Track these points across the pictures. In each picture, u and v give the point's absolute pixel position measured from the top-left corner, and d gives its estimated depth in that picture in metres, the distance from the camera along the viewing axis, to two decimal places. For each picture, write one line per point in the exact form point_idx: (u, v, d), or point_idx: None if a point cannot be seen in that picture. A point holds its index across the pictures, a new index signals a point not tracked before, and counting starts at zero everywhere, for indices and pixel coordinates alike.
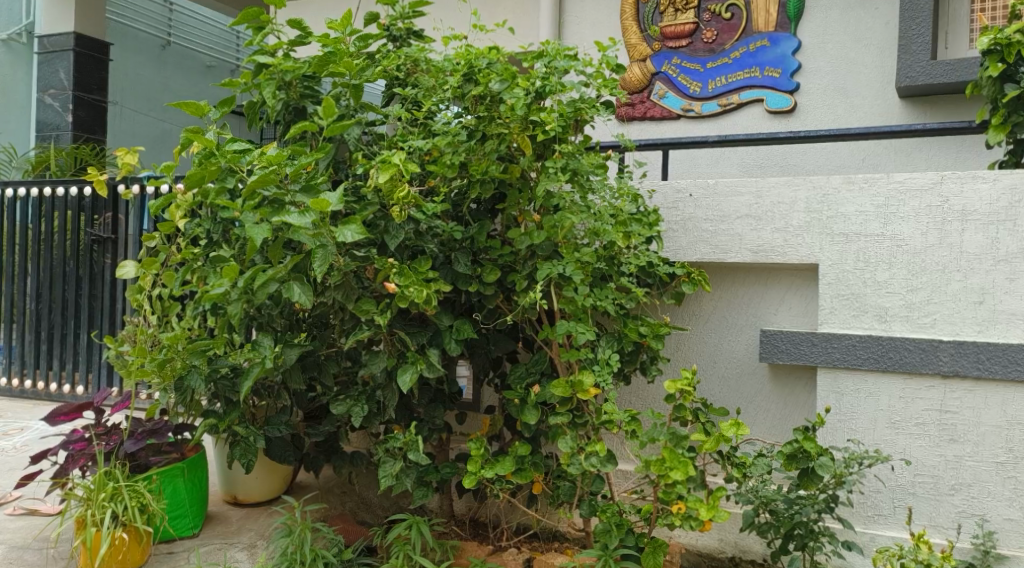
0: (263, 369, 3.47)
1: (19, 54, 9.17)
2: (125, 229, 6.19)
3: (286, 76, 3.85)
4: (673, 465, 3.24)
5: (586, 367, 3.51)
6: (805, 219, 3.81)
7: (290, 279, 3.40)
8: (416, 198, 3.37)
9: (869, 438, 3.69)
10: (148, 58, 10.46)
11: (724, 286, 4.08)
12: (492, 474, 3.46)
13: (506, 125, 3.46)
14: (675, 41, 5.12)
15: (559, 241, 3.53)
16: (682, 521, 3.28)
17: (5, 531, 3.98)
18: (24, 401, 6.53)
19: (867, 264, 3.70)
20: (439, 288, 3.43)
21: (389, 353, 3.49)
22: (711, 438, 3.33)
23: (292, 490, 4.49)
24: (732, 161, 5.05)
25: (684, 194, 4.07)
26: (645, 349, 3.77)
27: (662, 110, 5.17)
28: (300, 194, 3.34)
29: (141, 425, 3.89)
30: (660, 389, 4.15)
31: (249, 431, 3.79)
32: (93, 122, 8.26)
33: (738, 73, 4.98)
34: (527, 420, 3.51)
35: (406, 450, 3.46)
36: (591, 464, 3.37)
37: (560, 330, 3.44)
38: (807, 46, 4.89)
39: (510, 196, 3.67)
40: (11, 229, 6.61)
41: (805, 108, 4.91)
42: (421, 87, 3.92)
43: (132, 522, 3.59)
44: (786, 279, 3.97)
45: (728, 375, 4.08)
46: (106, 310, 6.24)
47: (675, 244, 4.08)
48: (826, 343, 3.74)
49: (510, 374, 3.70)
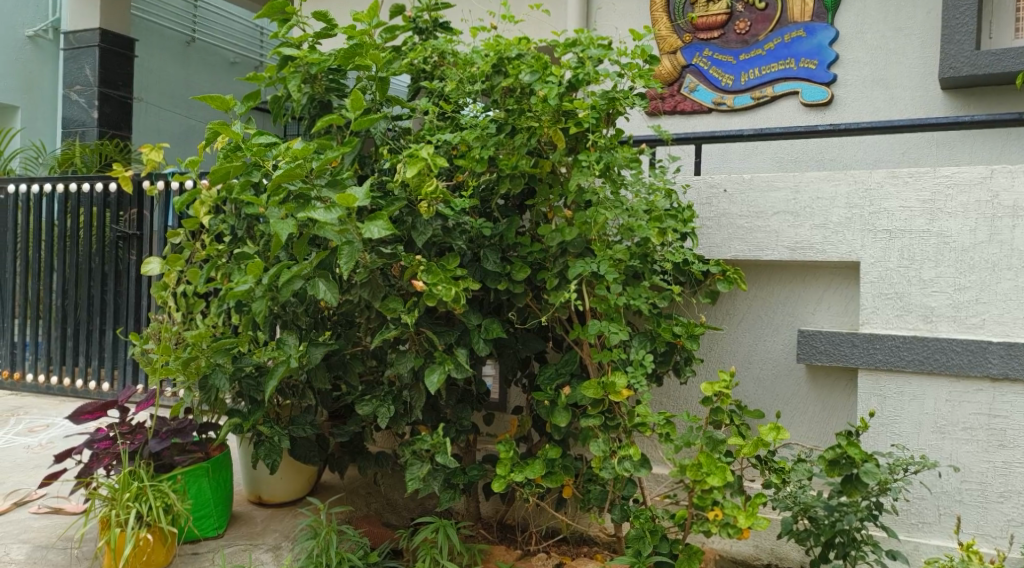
0: (288, 368, 3.43)
1: (45, 51, 9.18)
2: (150, 225, 6.17)
3: (311, 69, 3.77)
4: (709, 471, 3.17)
5: (619, 368, 3.41)
6: (846, 215, 3.68)
7: (316, 277, 3.32)
8: (444, 193, 3.27)
9: (914, 443, 3.56)
10: (172, 54, 10.46)
11: (760, 284, 3.96)
12: (522, 478, 3.37)
13: (537, 118, 3.39)
14: (707, 32, 4.97)
15: (591, 238, 3.42)
16: (719, 528, 3.16)
17: (30, 531, 3.94)
18: (50, 398, 6.53)
19: (912, 261, 3.55)
20: (467, 286, 3.33)
21: (416, 352, 3.41)
22: (749, 443, 3.22)
23: (317, 490, 4.42)
24: (766, 155, 4.90)
25: (718, 189, 3.96)
26: (680, 350, 3.65)
27: (692, 103, 5.03)
28: (326, 188, 3.27)
29: (166, 425, 3.81)
30: (693, 391, 4.04)
31: (274, 431, 3.74)
32: (118, 118, 8.25)
33: (773, 65, 4.83)
34: (557, 423, 3.41)
35: (433, 452, 3.37)
36: (624, 468, 3.28)
37: (591, 330, 3.35)
38: (844, 37, 4.75)
39: (540, 191, 3.57)
40: (37, 224, 6.61)
41: (842, 100, 4.76)
42: (447, 79, 3.83)
43: (157, 523, 3.53)
44: (824, 278, 3.84)
45: (763, 376, 3.95)
46: (132, 307, 6.22)
47: (709, 241, 3.97)
48: (868, 344, 3.60)
49: (540, 375, 3.59)
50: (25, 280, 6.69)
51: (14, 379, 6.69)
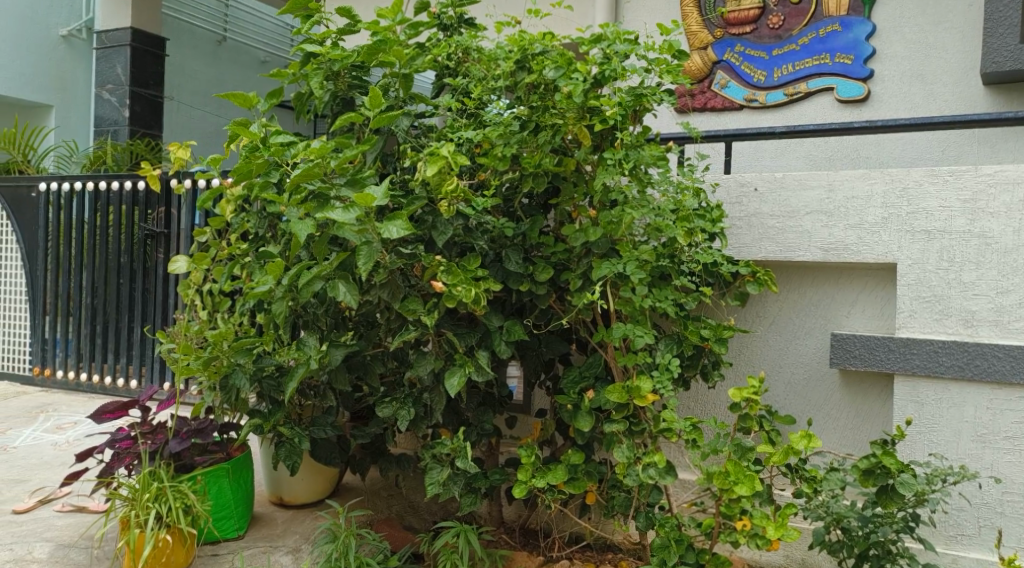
0: (307, 370, 3.38)
1: (78, 51, 9.28)
2: (178, 223, 6.18)
3: (334, 66, 3.71)
4: (737, 480, 3.05)
5: (644, 372, 3.32)
6: (882, 215, 3.56)
7: (336, 278, 3.26)
8: (465, 192, 3.20)
9: (953, 452, 3.42)
10: (204, 52, 10.52)
11: (792, 286, 3.84)
12: (544, 483, 3.29)
13: (561, 115, 3.30)
14: (739, 27, 4.84)
15: (616, 238, 3.32)
16: (747, 539, 3.08)
17: (54, 529, 3.95)
18: (80, 395, 6.58)
19: (952, 263, 3.43)
20: (488, 287, 3.26)
21: (436, 354, 3.34)
22: (780, 451, 3.10)
23: (338, 492, 4.38)
24: (799, 153, 4.77)
25: (748, 188, 3.84)
26: (707, 353, 3.54)
27: (723, 100, 4.91)
28: (345, 187, 3.22)
29: (186, 425, 3.80)
30: (720, 396, 3.93)
31: (295, 433, 3.70)
32: (149, 117, 8.30)
33: (807, 61, 4.70)
34: (581, 427, 3.33)
35: (454, 456, 3.30)
36: (649, 475, 3.18)
37: (616, 333, 3.25)
38: (881, 31, 4.60)
39: (564, 190, 3.48)
40: (68, 222, 6.66)
41: (879, 96, 4.62)
42: (472, 76, 3.78)
43: (176, 524, 3.51)
44: (858, 280, 3.71)
45: (794, 381, 3.83)
46: (159, 305, 6.25)
47: (739, 242, 3.85)
48: (905, 349, 3.48)
49: (563, 378, 3.50)
50: (56, 277, 6.75)
51: (45, 375, 6.75)
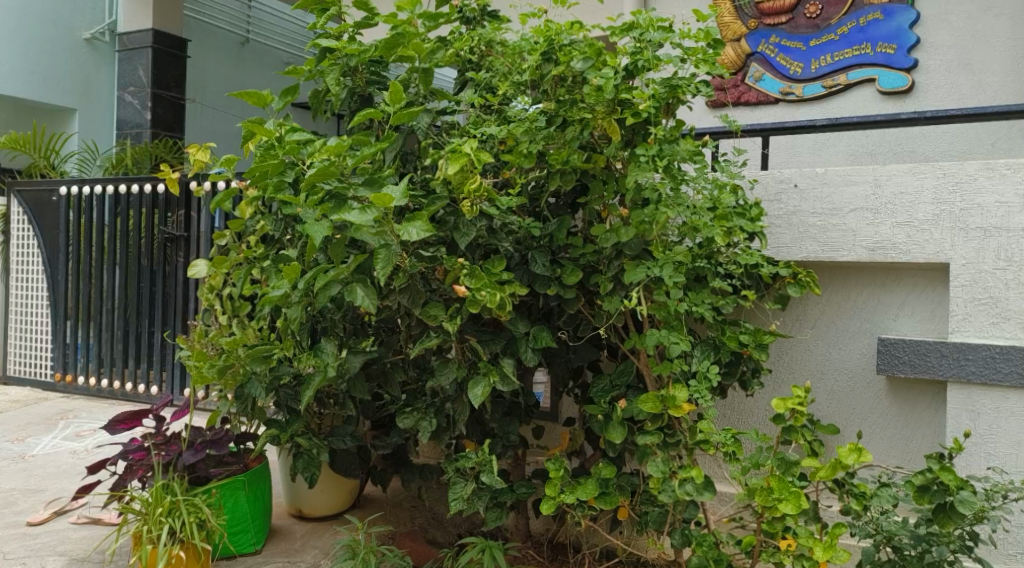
0: (325, 379, 3.22)
1: (102, 53, 9.25)
2: (197, 226, 6.08)
3: (351, 61, 3.56)
4: (782, 497, 2.85)
5: (680, 381, 3.12)
6: (934, 212, 3.34)
7: (353, 282, 3.10)
8: (488, 191, 3.04)
9: (1012, 465, 3.21)
10: (226, 54, 10.45)
11: (835, 288, 3.63)
12: (573, 499, 3.10)
13: (590, 109, 3.11)
14: (774, 17, 4.63)
15: (650, 238, 3.13)
16: (794, 560, 2.89)
17: (67, 542, 3.83)
18: (101, 401, 6.50)
19: (1010, 263, 3.21)
20: (514, 291, 3.09)
21: (459, 362, 3.19)
22: (827, 466, 2.89)
23: (358, 504, 4.23)
24: (838, 148, 4.54)
25: (788, 184, 3.63)
26: (747, 360, 3.34)
27: (758, 93, 4.70)
28: (363, 187, 3.05)
29: (201, 435, 3.67)
30: (759, 406, 3.75)
31: (312, 443, 3.56)
32: (171, 119, 8.23)
33: (846, 51, 4.47)
34: (612, 439, 3.14)
35: (479, 471, 3.14)
36: (686, 491, 2.98)
37: (650, 340, 3.08)
38: (925, 19, 4.36)
39: (593, 188, 3.27)
40: (88, 225, 6.58)
41: (924, 87, 4.37)
42: (495, 71, 3.65)
43: (190, 540, 3.37)
44: (907, 281, 3.49)
45: (837, 388, 3.62)
46: (179, 310, 6.15)
47: (778, 242, 3.64)
48: (959, 355, 3.27)
49: (593, 387, 3.30)
50: (77, 281, 6.68)
51: (66, 381, 6.68)
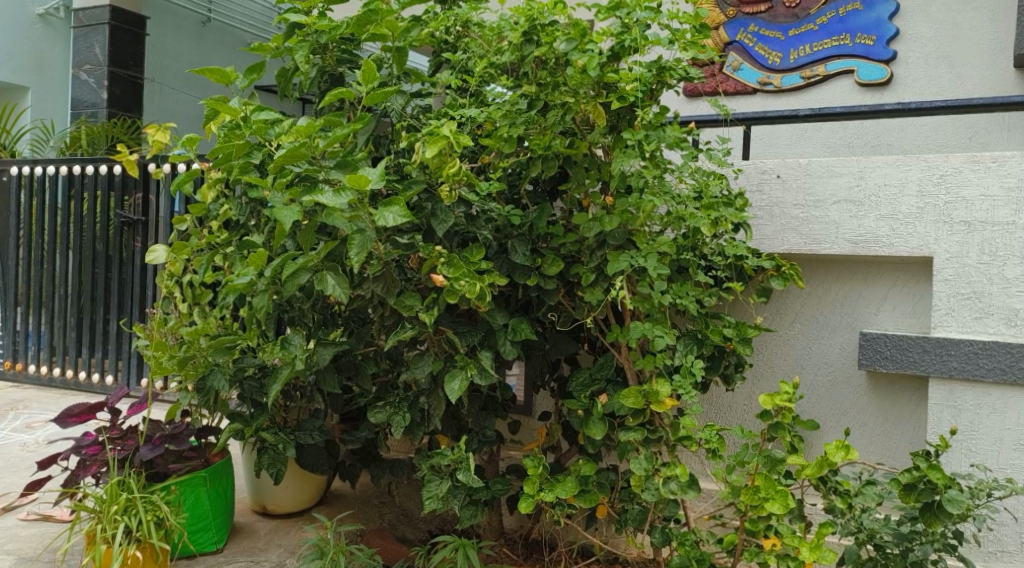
0: (293, 371, 3.06)
1: (56, 30, 8.89)
2: (156, 211, 5.85)
3: (321, 38, 3.38)
4: (768, 496, 2.78)
5: (663, 376, 3.02)
6: (918, 205, 3.28)
7: (324, 270, 2.95)
8: (467, 175, 2.90)
9: (994, 462, 3.17)
10: (186, 34, 10.12)
11: (817, 281, 3.57)
12: (552, 497, 2.99)
13: (573, 93, 3.00)
14: (753, 6, 4.49)
15: (634, 228, 3.03)
16: (778, 560, 2.80)
17: (16, 540, 3.63)
18: (53, 391, 6.24)
19: (994, 258, 3.16)
20: (493, 281, 2.96)
21: (435, 355, 3.06)
22: (814, 463, 2.82)
23: (326, 500, 4.09)
24: (816, 140, 4.47)
25: (770, 175, 3.56)
26: (731, 354, 3.26)
27: (736, 83, 4.57)
28: (336, 170, 2.89)
29: (160, 430, 3.48)
30: (740, 402, 3.70)
31: (279, 438, 3.40)
32: (128, 98, 7.92)
33: (825, 42, 4.37)
34: (593, 435, 3.03)
35: (455, 468, 3.02)
36: (670, 490, 2.89)
37: (633, 333, 2.96)
38: (905, 10, 4.27)
39: (575, 175, 3.17)
40: (39, 207, 6.31)
41: (902, 79, 4.29)
42: (472, 52, 3.51)
43: (147, 539, 3.20)
44: (888, 276, 3.44)
45: (818, 383, 3.56)
46: (136, 297, 5.90)
47: (760, 234, 3.56)
48: (941, 351, 3.22)
49: (572, 381, 3.20)
50: (27, 266, 6.40)
51: (16, 370, 6.41)
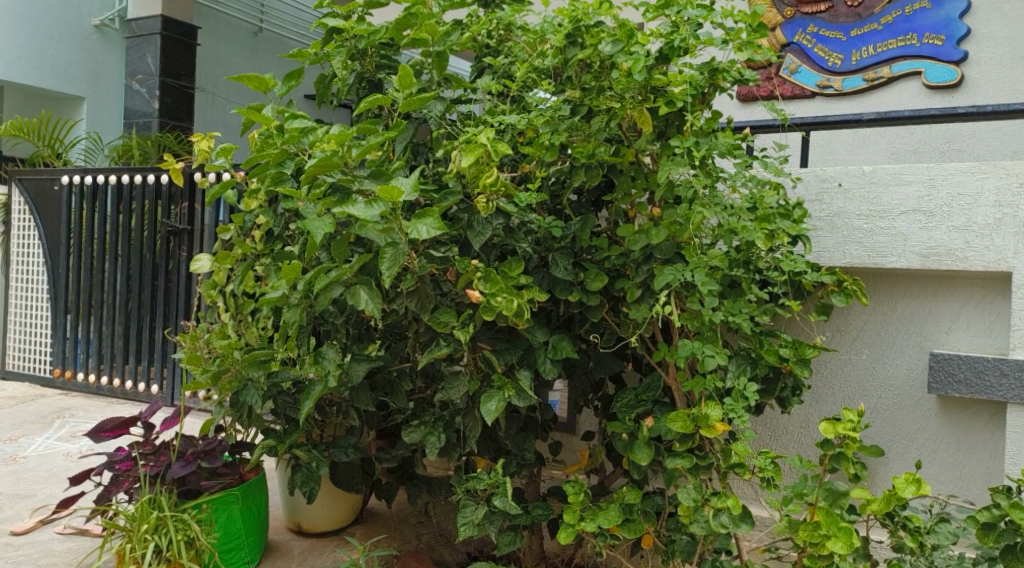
0: (325, 388, 2.93)
1: (112, 40, 9.03)
2: (201, 220, 5.83)
3: (359, 43, 3.23)
4: (830, 533, 2.56)
5: (714, 399, 2.83)
6: (995, 216, 3.03)
7: (357, 284, 2.82)
8: (505, 186, 2.74)
9: None
10: (240, 44, 10.23)
11: (882, 297, 3.33)
12: (594, 527, 2.81)
13: (618, 98, 2.82)
14: (813, 5, 4.26)
15: (682, 241, 2.85)
16: None
17: (51, 554, 3.59)
18: (100, 399, 6.26)
19: None
20: (533, 296, 2.81)
21: (471, 374, 2.92)
22: (881, 497, 2.60)
23: (362, 519, 3.98)
24: (880, 146, 4.22)
25: (831, 183, 3.33)
26: (788, 375, 3.05)
27: (793, 87, 4.34)
28: (369, 180, 2.76)
29: (193, 446, 3.40)
30: (797, 426, 3.48)
31: (312, 456, 3.28)
32: (179, 108, 7.97)
33: (890, 42, 4.12)
34: (637, 461, 2.83)
35: (491, 493, 2.87)
36: (721, 523, 2.69)
37: (682, 352, 2.78)
38: (978, 8, 3.98)
39: (621, 184, 3.01)
40: (89, 215, 6.35)
41: (975, 81, 4.00)
42: (514, 57, 3.39)
43: (177, 559, 3.12)
44: (962, 292, 3.18)
45: (883, 407, 3.32)
46: (182, 305, 5.90)
47: (820, 245, 3.34)
48: (1021, 375, 2.97)
49: (616, 402, 3.02)
50: (78, 274, 6.46)
51: (65, 377, 6.46)
